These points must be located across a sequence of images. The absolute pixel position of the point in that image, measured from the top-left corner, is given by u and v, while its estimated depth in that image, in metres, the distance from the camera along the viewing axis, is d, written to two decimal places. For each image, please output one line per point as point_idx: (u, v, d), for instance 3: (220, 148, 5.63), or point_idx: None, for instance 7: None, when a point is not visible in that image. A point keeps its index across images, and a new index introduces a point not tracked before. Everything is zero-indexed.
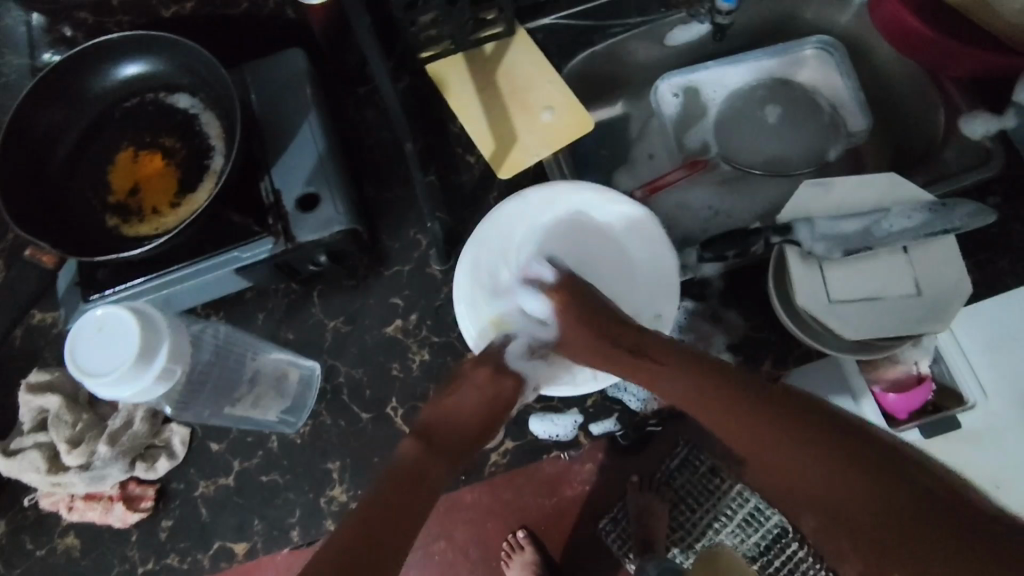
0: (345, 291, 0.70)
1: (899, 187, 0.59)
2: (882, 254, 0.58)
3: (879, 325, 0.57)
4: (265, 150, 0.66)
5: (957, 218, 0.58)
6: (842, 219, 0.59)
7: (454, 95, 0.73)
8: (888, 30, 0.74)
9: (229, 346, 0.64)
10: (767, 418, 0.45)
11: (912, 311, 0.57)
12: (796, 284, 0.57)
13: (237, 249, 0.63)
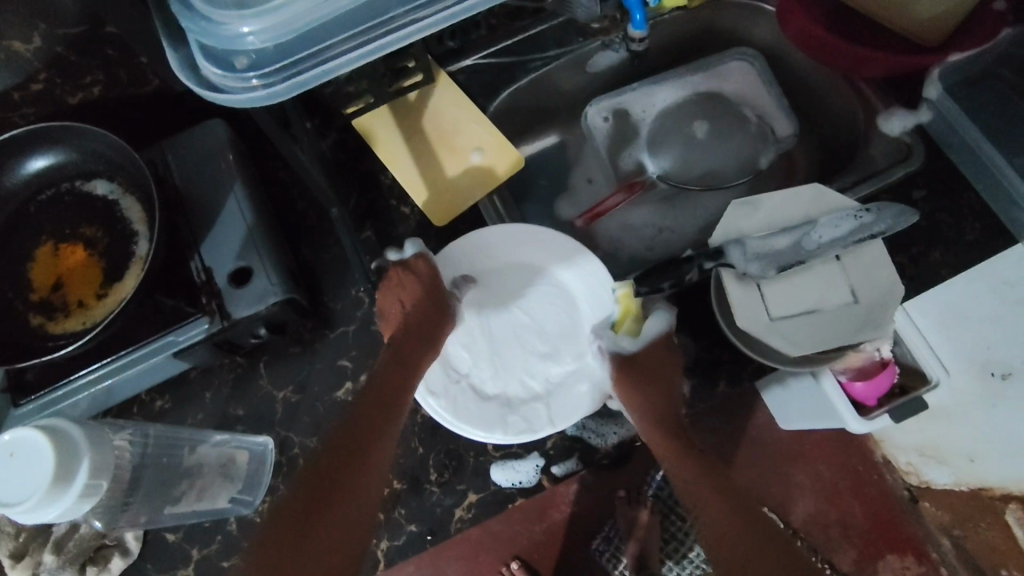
0: (291, 358, 0.68)
1: (826, 197, 0.60)
2: (816, 265, 0.59)
3: (821, 337, 0.57)
4: (191, 227, 0.65)
5: (884, 221, 0.59)
6: (773, 236, 0.59)
7: (382, 148, 0.73)
8: (800, 41, 0.75)
9: (166, 439, 0.60)
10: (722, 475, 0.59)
11: (852, 319, 0.57)
12: (736, 307, 0.57)
13: (171, 333, 0.61)
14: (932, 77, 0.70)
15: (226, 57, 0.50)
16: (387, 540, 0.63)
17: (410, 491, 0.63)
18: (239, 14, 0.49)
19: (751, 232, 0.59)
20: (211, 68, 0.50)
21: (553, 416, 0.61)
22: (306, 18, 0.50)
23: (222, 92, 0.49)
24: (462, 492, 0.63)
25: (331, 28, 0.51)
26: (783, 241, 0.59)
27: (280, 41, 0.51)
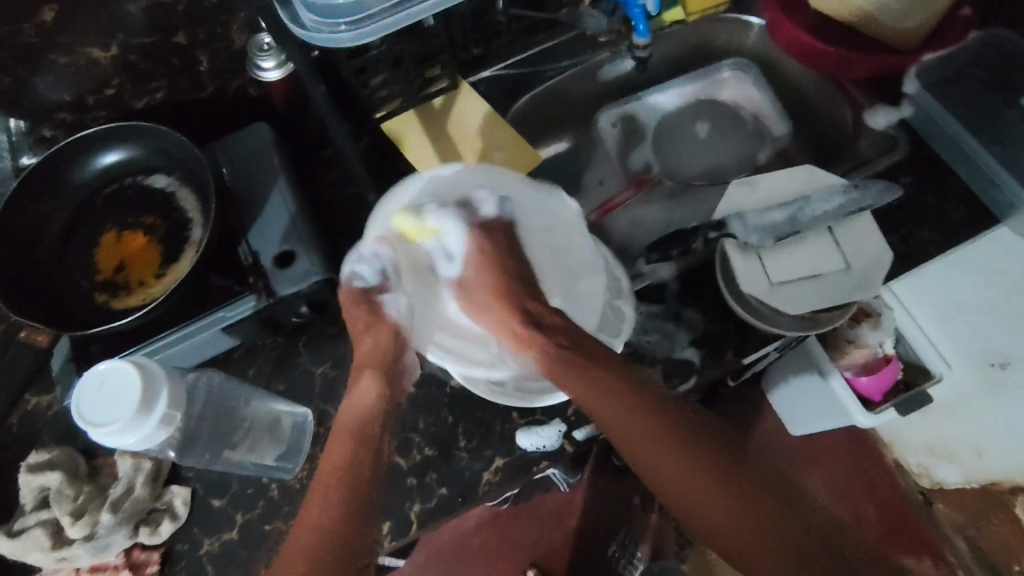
0: (328, 338, 0.74)
1: (816, 175, 0.66)
2: (811, 237, 0.64)
3: (815, 301, 0.62)
4: (241, 216, 0.71)
5: (871, 197, 0.65)
6: (768, 212, 0.65)
7: (411, 148, 0.80)
8: (792, 48, 0.82)
9: (223, 395, 0.68)
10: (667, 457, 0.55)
11: (843, 285, 0.62)
12: (738, 273, 0.62)
13: (221, 309, 0.67)
14: (911, 75, 0.78)
15: (315, 7, 0.56)
16: (419, 503, 0.66)
17: (442, 458, 0.68)
18: None
19: (750, 207, 0.66)
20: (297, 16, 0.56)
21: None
22: None
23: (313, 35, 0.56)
24: (490, 456, 0.67)
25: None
26: (778, 216, 0.65)
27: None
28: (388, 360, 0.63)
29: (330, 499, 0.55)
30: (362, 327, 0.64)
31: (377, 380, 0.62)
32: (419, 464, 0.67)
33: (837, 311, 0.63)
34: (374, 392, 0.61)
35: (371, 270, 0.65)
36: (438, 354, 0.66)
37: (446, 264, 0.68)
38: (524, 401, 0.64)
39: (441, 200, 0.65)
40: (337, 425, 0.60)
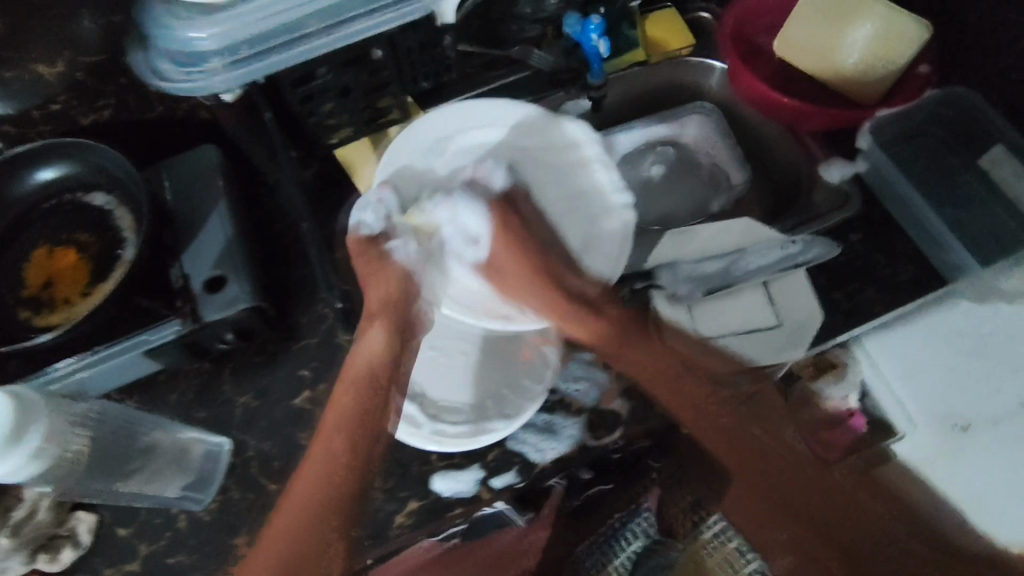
0: (256, 366, 0.73)
1: (757, 234, 0.72)
2: (744, 291, 0.70)
3: (746, 350, 0.67)
4: (177, 238, 0.70)
5: (808, 252, 0.72)
6: (704, 262, 0.72)
7: (363, 177, 0.79)
8: (751, 98, 0.81)
9: (125, 421, 0.66)
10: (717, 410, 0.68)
11: (772, 337, 0.68)
12: (666, 321, 0.69)
13: (144, 333, 0.66)
14: (865, 130, 0.77)
15: (182, 59, 0.59)
16: None
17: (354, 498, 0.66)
18: (195, 21, 0.58)
19: (684, 259, 0.73)
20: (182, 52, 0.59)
21: (511, 417, 0.64)
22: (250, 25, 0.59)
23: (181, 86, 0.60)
24: (404, 499, 0.65)
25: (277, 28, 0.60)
26: (714, 267, 0.72)
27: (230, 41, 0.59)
28: (398, 308, 0.67)
29: (337, 415, 0.62)
30: (372, 270, 0.69)
31: (387, 325, 0.66)
32: None
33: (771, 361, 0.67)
34: (382, 337, 0.66)
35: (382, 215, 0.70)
36: (460, 313, 0.70)
37: (464, 246, 0.72)
38: (441, 444, 0.63)
39: (460, 139, 0.76)
40: (349, 371, 0.65)
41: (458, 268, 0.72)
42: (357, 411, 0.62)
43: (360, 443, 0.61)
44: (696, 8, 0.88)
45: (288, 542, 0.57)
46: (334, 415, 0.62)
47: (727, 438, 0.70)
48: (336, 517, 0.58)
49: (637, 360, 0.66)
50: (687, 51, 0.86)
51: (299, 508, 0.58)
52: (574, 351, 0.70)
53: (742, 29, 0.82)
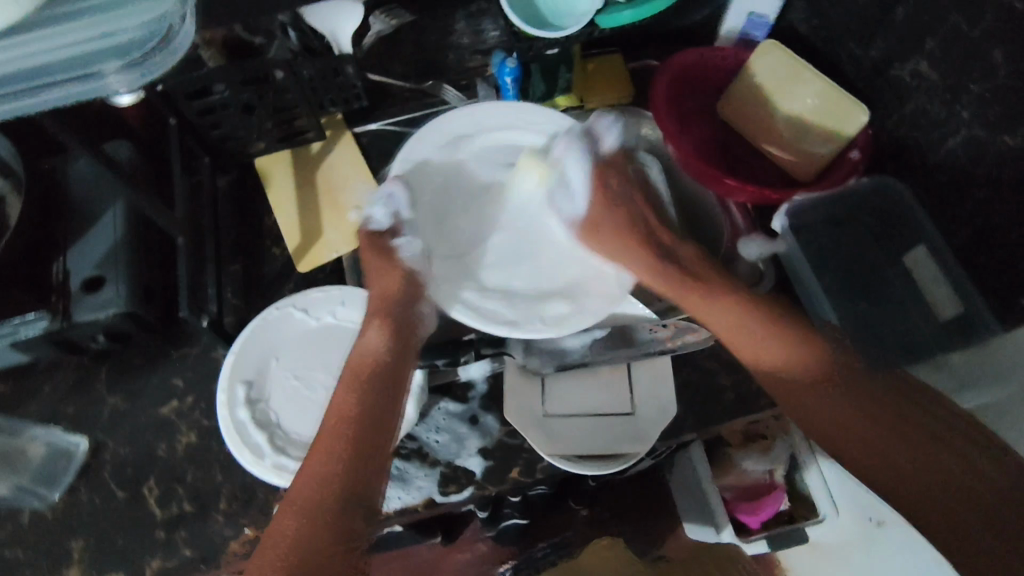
0: (131, 369, 0.72)
1: (626, 308, 0.65)
2: (600, 372, 0.64)
3: (581, 441, 0.61)
4: (67, 231, 0.69)
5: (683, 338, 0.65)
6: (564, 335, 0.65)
7: (274, 191, 0.78)
8: (687, 160, 0.76)
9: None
10: (864, 417, 0.55)
11: (612, 431, 0.61)
12: (507, 392, 0.62)
13: (8, 325, 0.65)
14: (782, 211, 0.72)
15: None
16: (160, 558, 0.64)
17: (195, 516, 0.65)
18: None
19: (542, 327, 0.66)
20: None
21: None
22: None
23: None
24: (242, 525, 0.65)
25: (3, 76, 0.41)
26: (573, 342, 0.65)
27: None
28: (396, 308, 0.64)
29: (348, 403, 0.59)
30: (377, 266, 0.66)
31: (386, 327, 0.63)
32: (172, 519, 0.65)
33: (601, 460, 0.60)
34: (382, 332, 0.62)
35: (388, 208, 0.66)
36: (464, 311, 0.63)
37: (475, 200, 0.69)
38: (280, 479, 0.62)
39: (478, 140, 0.69)
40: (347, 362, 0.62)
41: (486, 271, 0.66)
42: (350, 411, 0.58)
43: (358, 439, 0.58)
44: (649, 56, 0.85)
45: (298, 544, 0.54)
46: (331, 422, 0.58)
47: (876, 442, 0.54)
48: (328, 513, 0.55)
49: (748, 333, 0.60)
50: (625, 100, 0.81)
51: (306, 501, 0.55)
52: (442, 399, 0.68)
53: (678, 89, 0.79)
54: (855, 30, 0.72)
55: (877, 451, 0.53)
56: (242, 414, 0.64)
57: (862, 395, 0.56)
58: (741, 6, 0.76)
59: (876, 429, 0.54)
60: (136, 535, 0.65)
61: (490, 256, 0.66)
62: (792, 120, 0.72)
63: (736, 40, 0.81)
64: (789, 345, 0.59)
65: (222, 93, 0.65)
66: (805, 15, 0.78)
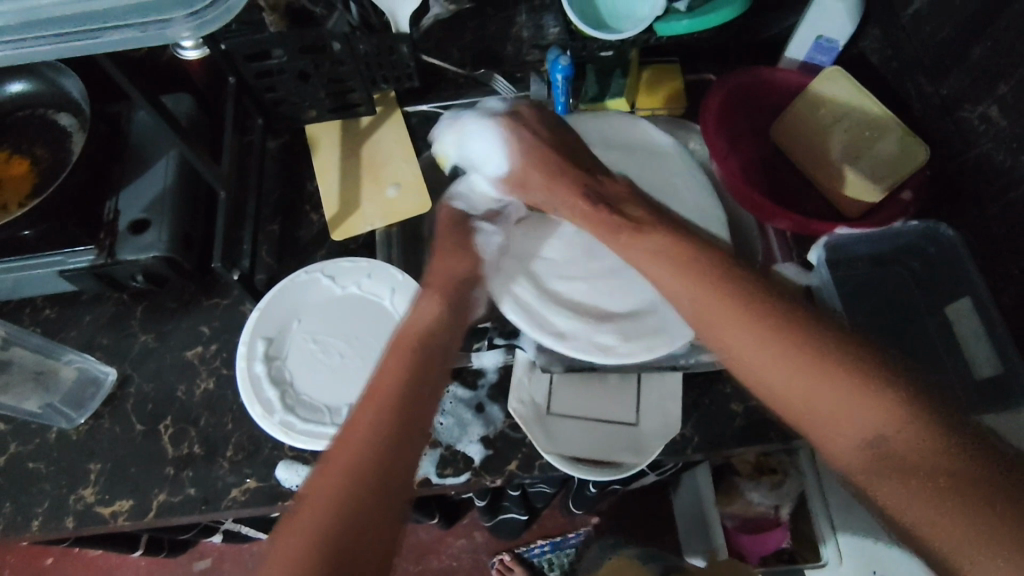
0: (165, 311, 0.75)
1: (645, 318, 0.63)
2: (611, 377, 0.63)
3: (581, 445, 0.60)
4: (123, 172, 0.72)
5: (691, 358, 0.62)
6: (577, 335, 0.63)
7: (321, 158, 0.79)
8: (728, 179, 0.75)
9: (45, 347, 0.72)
10: (779, 349, 0.48)
11: (614, 440, 0.60)
12: (512, 386, 0.62)
13: (61, 253, 0.70)
14: (819, 243, 0.68)
15: None
16: (165, 494, 0.66)
17: (204, 460, 0.68)
18: None
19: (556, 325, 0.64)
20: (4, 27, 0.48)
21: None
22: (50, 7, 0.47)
23: None
24: (245, 475, 0.67)
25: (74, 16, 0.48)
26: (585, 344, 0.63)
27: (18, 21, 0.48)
28: (459, 285, 0.60)
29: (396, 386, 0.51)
30: (449, 249, 0.62)
31: (443, 304, 0.58)
32: (182, 458, 0.68)
33: (598, 467, 0.59)
34: (434, 309, 0.58)
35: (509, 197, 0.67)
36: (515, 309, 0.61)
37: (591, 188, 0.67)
38: (286, 434, 0.65)
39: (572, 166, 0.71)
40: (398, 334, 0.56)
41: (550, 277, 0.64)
42: (397, 377, 0.52)
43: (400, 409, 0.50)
44: (709, 69, 0.83)
45: (328, 524, 0.44)
46: (380, 390, 0.51)
47: (789, 381, 0.47)
48: (367, 488, 0.46)
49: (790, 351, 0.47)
50: (678, 112, 0.81)
51: (343, 471, 0.47)
52: (452, 383, 0.68)
53: (728, 108, 0.78)
54: (927, 65, 0.68)
55: (796, 390, 0.47)
56: (258, 368, 0.67)
57: (792, 334, 0.48)
58: (809, 28, 0.74)
59: (773, 351, 0.48)
60: (148, 468, 0.68)
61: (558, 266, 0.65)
62: (850, 147, 0.70)
63: (800, 63, 0.79)
64: (745, 327, 0.49)
65: (278, 58, 0.67)
66: (876, 46, 0.75)
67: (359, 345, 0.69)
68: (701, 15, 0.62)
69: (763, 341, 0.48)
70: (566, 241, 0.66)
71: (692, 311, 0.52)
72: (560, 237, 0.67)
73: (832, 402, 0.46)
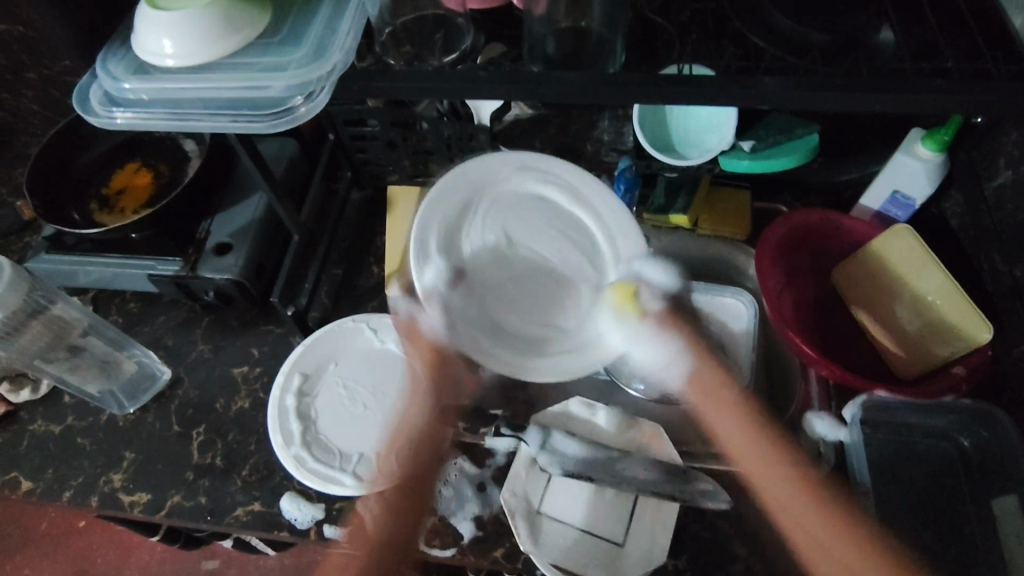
0: (228, 327, 0.83)
1: (648, 441, 0.63)
2: (609, 492, 0.62)
3: (564, 553, 0.59)
4: (223, 199, 0.82)
5: (691, 491, 0.61)
6: (578, 442, 0.63)
7: (393, 217, 0.82)
8: (789, 313, 0.72)
9: (119, 342, 0.80)
10: (772, 463, 0.57)
11: (596, 555, 0.59)
12: (510, 477, 0.63)
13: (154, 260, 0.78)
14: (857, 401, 0.65)
15: (105, 96, 0.48)
16: (180, 497, 0.71)
17: (220, 473, 0.72)
18: (134, 71, 0.47)
19: (559, 429, 0.64)
20: (98, 89, 0.48)
21: (362, 480, 0.67)
22: (188, 89, 0.46)
23: (83, 111, 0.47)
24: (253, 497, 0.70)
25: (207, 100, 0.46)
26: (585, 451, 0.63)
27: (158, 97, 0.47)
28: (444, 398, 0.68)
29: (383, 514, 0.63)
30: (412, 347, 0.69)
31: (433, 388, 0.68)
32: (203, 467, 0.73)
33: None
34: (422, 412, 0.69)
35: (438, 267, 0.62)
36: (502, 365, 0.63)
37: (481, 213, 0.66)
38: (296, 468, 0.68)
39: (475, 207, 0.66)
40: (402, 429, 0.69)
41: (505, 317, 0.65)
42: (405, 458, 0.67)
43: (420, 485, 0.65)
44: (781, 201, 0.83)
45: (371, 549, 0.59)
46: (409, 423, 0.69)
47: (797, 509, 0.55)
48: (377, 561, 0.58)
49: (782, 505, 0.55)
50: (738, 238, 0.79)
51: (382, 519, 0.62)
52: (461, 457, 0.69)
53: (793, 238, 0.76)
54: (1005, 242, 0.66)
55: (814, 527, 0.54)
56: (289, 401, 0.72)
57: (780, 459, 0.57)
58: (885, 181, 0.73)
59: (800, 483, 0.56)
60: (173, 468, 0.73)
61: (496, 305, 0.65)
62: (909, 308, 0.68)
63: (873, 213, 0.76)
64: (779, 455, 0.57)
65: (373, 126, 0.76)
66: (959, 210, 0.73)
67: (382, 399, 0.73)
68: (763, 160, 0.65)
69: (758, 446, 0.58)
70: (496, 247, 0.66)
71: (743, 430, 0.59)
72: (498, 271, 0.66)
73: (792, 491, 0.55)
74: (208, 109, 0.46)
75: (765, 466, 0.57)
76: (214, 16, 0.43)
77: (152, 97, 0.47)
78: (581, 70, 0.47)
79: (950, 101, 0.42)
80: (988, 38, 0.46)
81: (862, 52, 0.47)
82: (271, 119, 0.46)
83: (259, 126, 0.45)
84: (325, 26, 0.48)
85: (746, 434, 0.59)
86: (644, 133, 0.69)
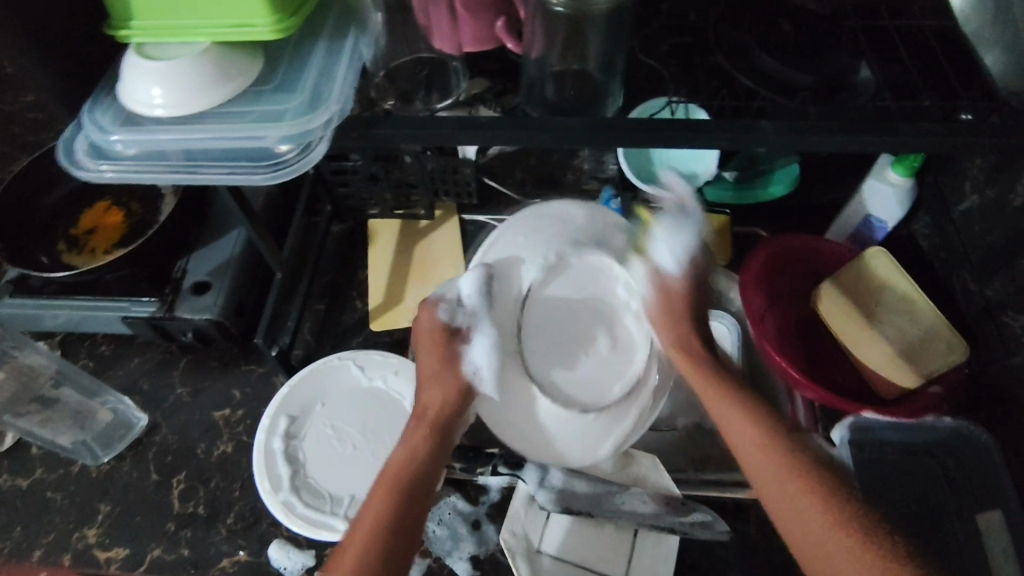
0: (207, 367, 0.80)
1: (648, 475, 0.64)
2: (610, 527, 0.62)
3: None
4: (197, 237, 0.79)
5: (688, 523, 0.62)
6: (578, 477, 0.63)
7: (375, 249, 0.84)
8: (776, 337, 0.73)
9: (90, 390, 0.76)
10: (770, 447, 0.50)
11: None
12: (509, 516, 0.62)
13: (128, 301, 0.75)
14: (844, 422, 0.66)
15: (92, 147, 0.47)
16: (160, 550, 0.68)
17: (204, 522, 0.69)
18: (122, 123, 0.47)
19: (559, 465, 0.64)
20: (83, 141, 0.48)
21: None
22: (180, 140, 0.46)
23: (69, 163, 0.46)
24: (238, 547, 0.68)
25: (203, 153, 0.47)
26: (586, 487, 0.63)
27: (149, 151, 0.47)
28: (445, 418, 0.57)
29: (382, 517, 0.51)
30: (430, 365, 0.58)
31: (434, 436, 0.56)
32: (184, 517, 0.70)
33: None
34: (424, 444, 0.56)
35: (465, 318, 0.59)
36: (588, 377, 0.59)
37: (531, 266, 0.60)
38: (285, 514, 0.66)
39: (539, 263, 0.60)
40: (388, 468, 0.54)
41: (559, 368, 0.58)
42: (383, 515, 0.51)
43: (406, 544, 0.51)
44: (761, 224, 0.84)
45: None
46: (401, 457, 0.55)
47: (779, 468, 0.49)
48: None
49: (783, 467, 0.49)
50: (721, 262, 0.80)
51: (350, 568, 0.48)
52: (454, 494, 0.66)
53: (775, 265, 0.77)
54: (976, 263, 0.69)
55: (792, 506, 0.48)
56: (276, 443, 0.70)
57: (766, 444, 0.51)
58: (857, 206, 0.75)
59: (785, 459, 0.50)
60: (151, 521, 0.70)
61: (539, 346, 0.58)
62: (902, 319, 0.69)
63: (849, 234, 0.79)
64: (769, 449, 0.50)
65: (354, 162, 0.76)
66: (930, 232, 0.75)
67: (372, 438, 0.71)
68: None
69: (775, 471, 0.50)
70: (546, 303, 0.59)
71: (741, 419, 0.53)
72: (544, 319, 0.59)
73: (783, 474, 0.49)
74: (204, 163, 0.47)
75: (759, 463, 0.51)
76: (210, 67, 0.44)
77: (143, 150, 0.47)
78: (574, 116, 0.47)
79: (929, 143, 0.44)
80: (964, 79, 0.49)
81: (845, 93, 0.49)
82: (268, 171, 0.46)
83: (253, 178, 0.46)
84: (319, 73, 0.48)
85: (750, 457, 0.51)
86: (628, 165, 0.71)
